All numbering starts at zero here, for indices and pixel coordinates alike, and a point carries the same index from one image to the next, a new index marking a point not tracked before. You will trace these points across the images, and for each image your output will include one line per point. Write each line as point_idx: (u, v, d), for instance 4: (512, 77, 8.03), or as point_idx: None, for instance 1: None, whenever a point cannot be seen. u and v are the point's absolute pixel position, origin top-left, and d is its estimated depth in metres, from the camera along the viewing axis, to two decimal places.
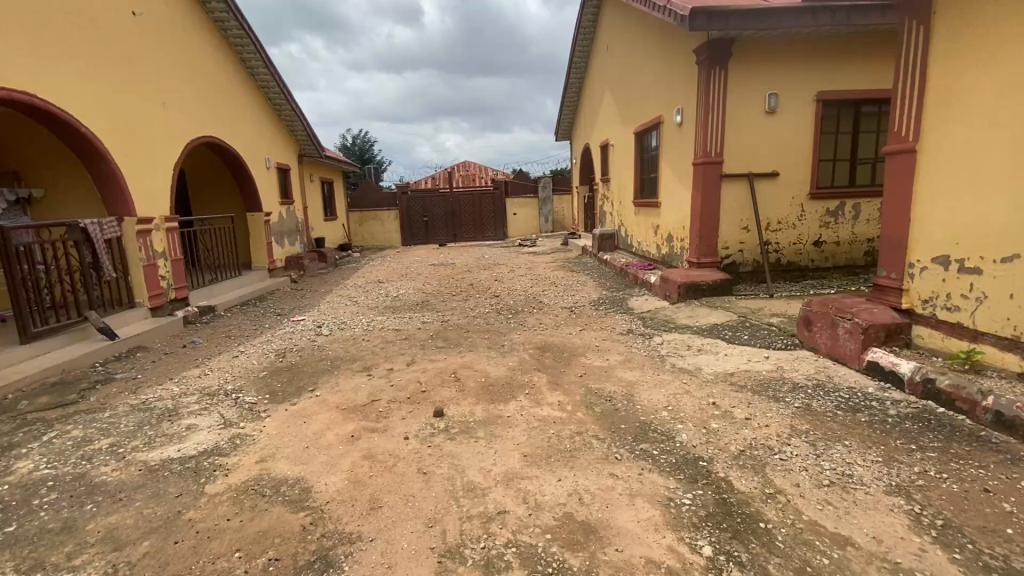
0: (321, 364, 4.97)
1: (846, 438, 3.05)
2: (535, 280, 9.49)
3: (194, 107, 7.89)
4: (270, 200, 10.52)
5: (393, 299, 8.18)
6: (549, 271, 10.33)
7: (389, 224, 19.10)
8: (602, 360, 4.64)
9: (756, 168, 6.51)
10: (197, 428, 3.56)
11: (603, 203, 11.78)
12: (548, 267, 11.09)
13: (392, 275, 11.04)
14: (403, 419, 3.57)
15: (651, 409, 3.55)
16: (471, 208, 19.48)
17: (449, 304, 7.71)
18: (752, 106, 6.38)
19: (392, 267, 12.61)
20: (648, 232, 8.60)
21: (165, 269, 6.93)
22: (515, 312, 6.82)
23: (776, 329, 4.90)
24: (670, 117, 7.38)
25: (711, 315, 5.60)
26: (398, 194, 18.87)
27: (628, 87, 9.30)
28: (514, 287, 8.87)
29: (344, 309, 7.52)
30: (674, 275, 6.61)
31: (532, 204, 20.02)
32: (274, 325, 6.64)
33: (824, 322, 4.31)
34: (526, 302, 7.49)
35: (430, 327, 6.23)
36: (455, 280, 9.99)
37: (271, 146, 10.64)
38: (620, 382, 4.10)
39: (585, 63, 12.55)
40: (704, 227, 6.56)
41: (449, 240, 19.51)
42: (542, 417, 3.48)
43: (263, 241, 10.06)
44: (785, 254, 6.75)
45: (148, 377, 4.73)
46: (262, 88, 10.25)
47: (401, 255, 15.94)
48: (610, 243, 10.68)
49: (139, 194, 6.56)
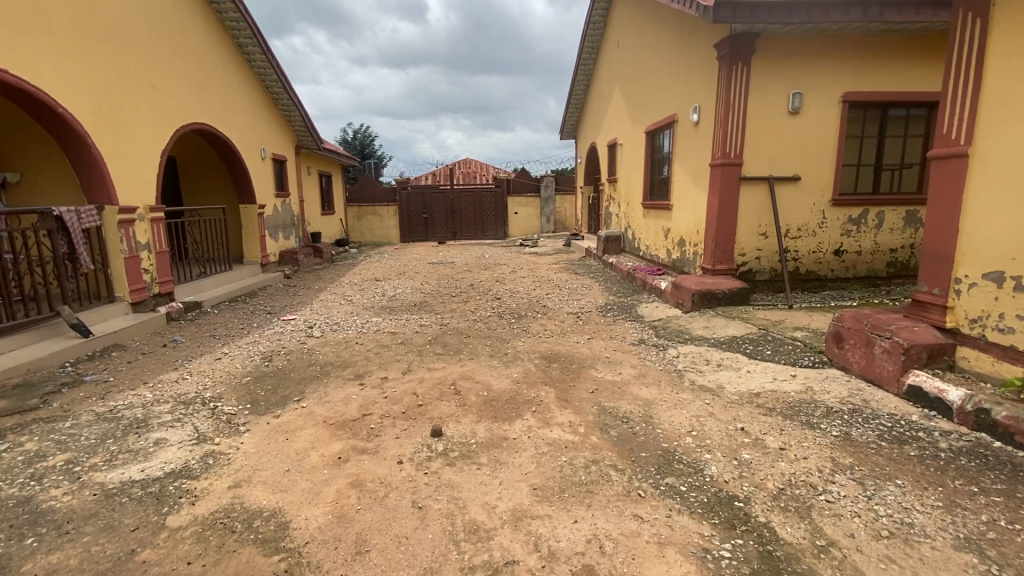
0: (309, 370, 4.60)
1: (897, 476, 2.70)
2: (538, 282, 9.12)
3: (185, 92, 7.49)
4: (265, 192, 10.13)
5: (390, 299, 7.81)
6: (552, 273, 9.96)
7: (387, 220, 18.70)
8: (614, 373, 4.29)
9: (777, 170, 6.15)
10: (166, 444, 3.18)
11: (609, 205, 11.41)
12: (550, 269, 10.72)
13: (389, 273, 10.66)
14: (396, 439, 3.20)
15: (673, 435, 3.18)
16: (472, 205, 19.09)
17: (448, 305, 7.34)
18: (774, 105, 6.02)
19: (390, 265, 12.24)
20: (658, 236, 8.25)
21: (148, 262, 6.55)
22: (518, 317, 6.44)
23: (801, 345, 4.54)
24: (685, 115, 7.02)
25: (729, 327, 5.24)
26: (398, 189, 18.47)
27: (640, 84, 8.92)
28: (515, 289, 8.51)
29: (337, 308, 7.14)
30: (688, 282, 6.27)
31: (534, 203, 19.64)
32: (262, 324, 6.25)
33: (858, 340, 3.95)
34: (529, 306, 7.13)
35: (427, 330, 5.86)
36: (454, 280, 9.61)
37: (267, 135, 10.24)
38: (636, 401, 3.74)
39: (594, 60, 12.20)
40: (721, 232, 6.21)
41: (449, 237, 19.13)
42: (551, 440, 3.12)
43: (257, 235, 9.67)
44: (804, 262, 6.41)
45: (120, 380, 4.34)
46: (258, 75, 9.85)
47: (399, 252, 15.56)
48: (616, 246, 10.32)
49: (122, 181, 6.17)
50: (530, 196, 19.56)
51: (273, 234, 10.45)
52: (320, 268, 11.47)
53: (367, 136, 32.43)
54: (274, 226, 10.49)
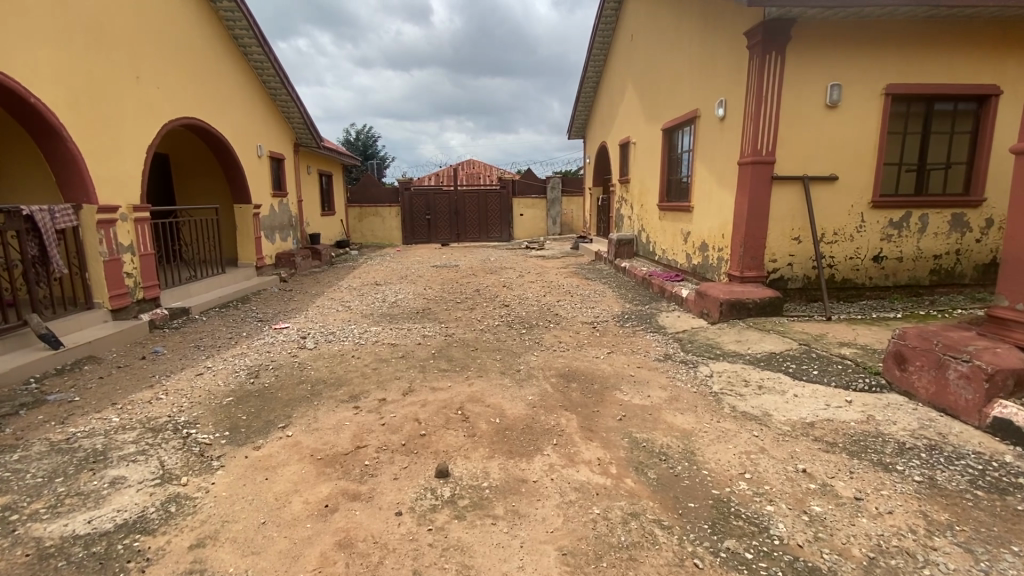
0: (299, 389, 4.11)
1: (1011, 541, 2.18)
2: (548, 287, 8.62)
3: (174, 84, 7.02)
4: (261, 191, 9.66)
5: (391, 305, 7.32)
6: (562, 278, 9.47)
7: (390, 222, 18.26)
8: (642, 395, 3.79)
9: (813, 169, 5.64)
10: (124, 484, 2.71)
11: (620, 206, 10.91)
12: (559, 273, 10.23)
13: (391, 277, 10.19)
14: (395, 481, 2.71)
15: (723, 479, 2.68)
16: (476, 206, 18.63)
17: (453, 313, 6.86)
18: (811, 98, 5.52)
19: (392, 268, 11.76)
20: (676, 239, 7.75)
21: (132, 265, 6.08)
22: (529, 327, 5.96)
23: (852, 366, 4.03)
24: (710, 110, 6.52)
25: (765, 342, 4.73)
26: (400, 189, 18.02)
27: (657, 79, 8.42)
28: (523, 295, 8.03)
29: (334, 316, 6.66)
30: (714, 290, 5.77)
31: (540, 205, 19.15)
32: (252, 334, 5.77)
33: (926, 361, 3.44)
34: (539, 314, 6.64)
35: (431, 342, 5.38)
36: (459, 285, 9.13)
37: (263, 132, 9.78)
38: (672, 431, 3.24)
39: (605, 56, 11.72)
40: (751, 235, 5.70)
41: (452, 239, 18.66)
42: (579, 485, 2.62)
43: (252, 236, 9.21)
44: (840, 269, 5.89)
45: (86, 400, 3.87)
46: (255, 69, 9.39)
47: (401, 255, 15.10)
48: (628, 249, 9.84)
49: (103, 179, 5.71)
50: (536, 198, 19.08)
51: (269, 236, 9.98)
52: (319, 270, 11.01)
53: (370, 137, 32.05)
54: (270, 227, 10.04)
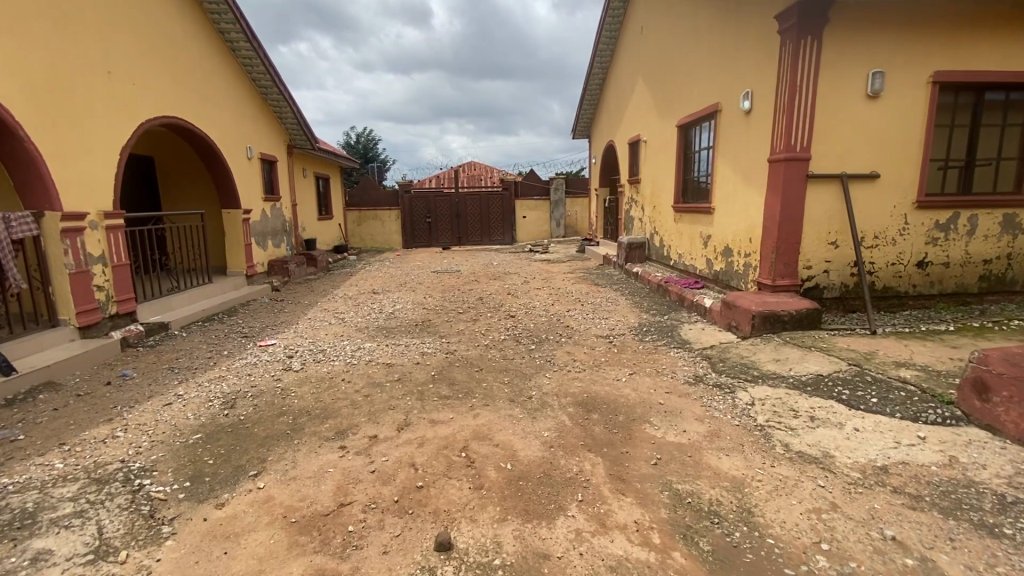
0: (279, 423, 3.57)
1: None
2: (556, 295, 8.07)
3: (151, 81, 6.51)
4: (252, 196, 9.15)
5: (388, 317, 6.79)
6: (570, 284, 8.94)
7: (389, 225, 17.75)
8: (677, 430, 3.26)
9: (851, 166, 5.10)
10: (46, 564, 2.16)
11: (629, 208, 10.39)
12: (566, 278, 9.68)
13: (389, 284, 9.66)
14: (385, 557, 2.17)
15: (796, 554, 2.13)
16: (478, 209, 18.11)
17: (455, 325, 6.33)
18: (849, 88, 4.98)
19: (390, 274, 11.24)
20: (694, 243, 7.21)
21: (103, 277, 5.56)
22: (539, 342, 5.42)
23: (917, 393, 3.49)
24: (733, 103, 5.98)
25: (808, 361, 4.19)
26: (400, 192, 17.54)
27: (671, 72, 7.89)
28: (530, 303, 7.50)
29: (326, 330, 6.13)
30: (744, 301, 5.23)
31: (543, 207, 18.60)
32: (235, 352, 5.24)
33: (1016, 392, 2.92)
34: (549, 326, 6.11)
35: (432, 360, 4.85)
36: (461, 292, 8.60)
37: (253, 133, 9.27)
38: (720, 481, 2.69)
39: (611, 51, 11.19)
40: (784, 240, 5.16)
41: (453, 243, 18.13)
42: (616, 564, 2.08)
43: (242, 244, 8.69)
44: (881, 277, 5.35)
45: (29, 440, 3.32)
46: (244, 67, 8.89)
47: (400, 260, 14.58)
48: (639, 254, 9.32)
49: (69, 183, 5.20)
50: (540, 199, 18.56)
51: (261, 243, 9.47)
52: (314, 278, 10.50)
53: (372, 140, 31.62)
54: (262, 233, 9.52)
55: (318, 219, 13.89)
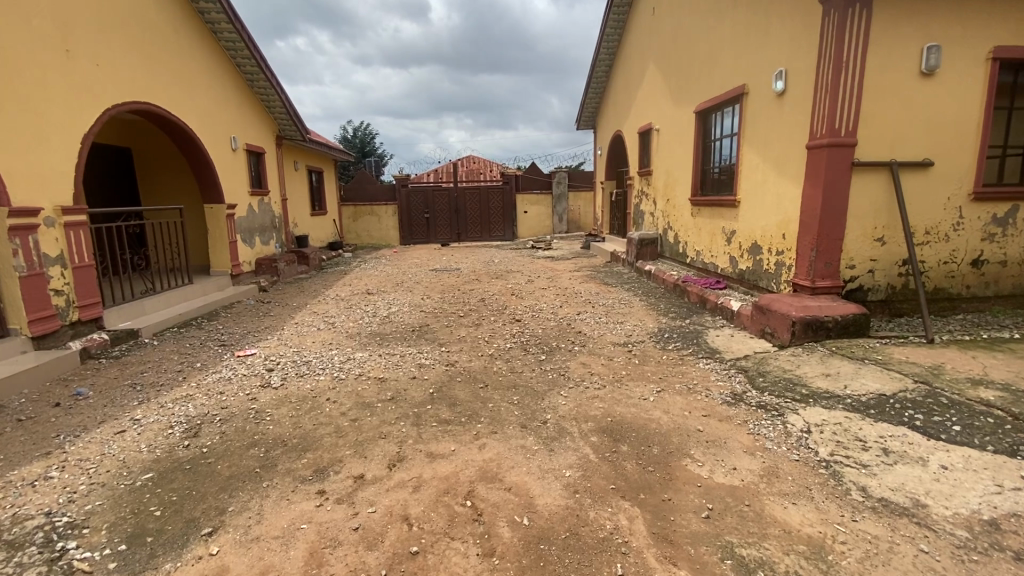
0: (248, 457, 3.01)
1: None
2: (563, 296, 7.51)
3: (117, 63, 5.88)
4: (237, 190, 8.54)
5: (382, 321, 6.21)
6: (578, 284, 8.36)
7: (386, 221, 17.16)
8: (725, 469, 2.71)
9: (901, 153, 4.52)
10: None
11: (639, 202, 9.80)
12: (573, 277, 9.12)
13: (384, 284, 9.08)
14: None
15: None
16: (478, 204, 17.51)
17: (455, 331, 5.75)
18: (901, 65, 4.39)
19: (387, 273, 10.66)
20: (716, 240, 6.64)
21: (62, 281, 4.98)
22: (550, 351, 4.86)
23: (1008, 421, 2.93)
24: (764, 83, 5.39)
25: (864, 377, 3.63)
26: (397, 186, 16.95)
27: (688, 54, 7.29)
28: (536, 305, 6.93)
29: (313, 337, 5.56)
30: (780, 305, 4.66)
31: (545, 201, 17.98)
32: (209, 365, 4.67)
33: None
34: (560, 331, 5.55)
35: (430, 374, 4.28)
36: (461, 293, 8.03)
37: (238, 123, 8.66)
38: (793, 543, 2.14)
39: (619, 35, 10.57)
40: (825, 236, 4.59)
41: (453, 239, 17.55)
42: None
43: (226, 241, 8.10)
44: (933, 277, 4.78)
45: None
46: (227, 51, 8.26)
47: (398, 257, 14.01)
48: (651, 251, 8.75)
49: (19, 176, 4.61)
50: (542, 194, 17.94)
51: (248, 240, 8.87)
52: (305, 277, 9.90)
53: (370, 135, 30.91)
54: (249, 229, 8.93)
55: (311, 214, 13.29)
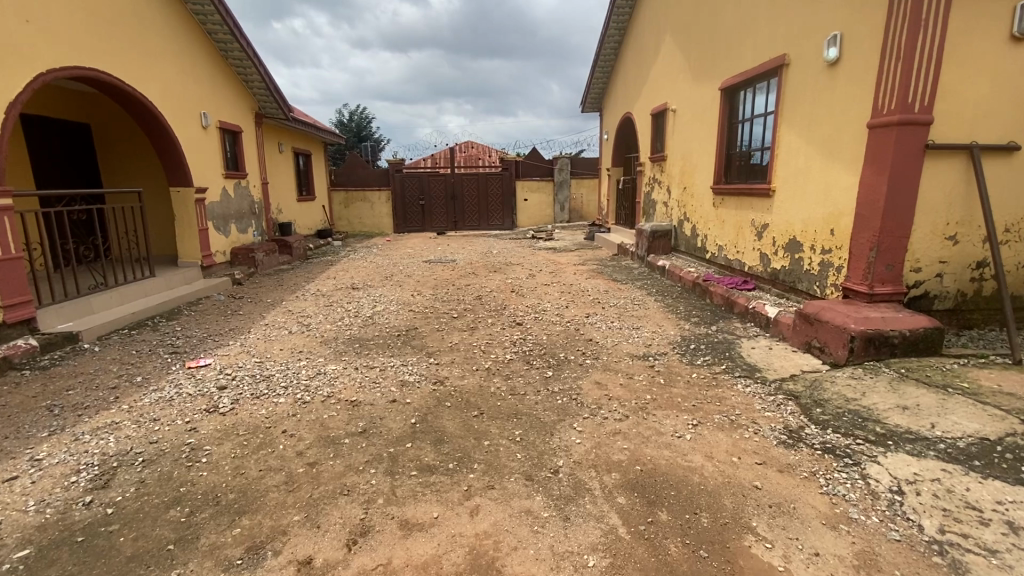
0: (165, 524, 2.28)
1: None
2: (569, 294, 6.76)
3: (51, 22, 5.02)
4: (209, 172, 7.72)
5: (364, 323, 5.46)
6: (584, 280, 7.60)
7: (379, 207, 16.33)
8: (806, 557, 1.99)
9: (983, 135, 3.75)
10: None
11: (650, 190, 9.01)
12: (578, 272, 8.36)
13: (372, 277, 8.31)
14: None
15: None
16: (476, 191, 16.69)
17: (447, 336, 5.01)
18: (991, 27, 3.60)
19: (377, 264, 9.88)
20: (743, 234, 5.89)
21: None
22: (557, 364, 4.12)
23: None
24: (812, 51, 4.59)
25: (956, 412, 2.89)
26: (392, 171, 16.19)
27: (713, 23, 6.46)
28: (539, 305, 6.18)
29: (283, 344, 4.81)
30: (833, 313, 3.90)
31: (546, 189, 17.14)
32: (151, 379, 3.92)
33: None
34: (566, 338, 4.81)
35: (414, 396, 3.54)
36: (456, 289, 7.27)
37: (210, 98, 7.80)
38: None
39: (632, 7, 9.67)
40: (888, 233, 3.83)
41: (449, 228, 16.76)
42: None
43: (195, 230, 7.31)
44: (1011, 282, 4.05)
45: None
46: (195, 16, 7.37)
47: (390, 246, 13.22)
48: (664, 244, 7.99)
49: None
50: (543, 181, 17.08)
51: (222, 228, 8.08)
52: (287, 268, 9.13)
53: (365, 119, 29.83)
54: (223, 215, 8.12)
55: (298, 199, 12.46)
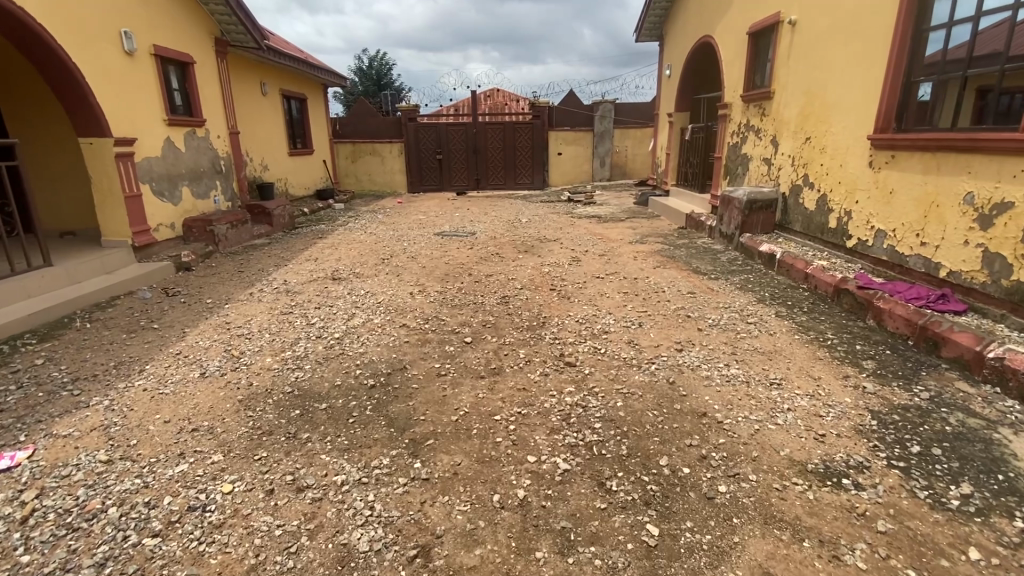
0: None
1: None
2: (638, 297, 4.60)
3: None
4: (142, 118, 5.69)
5: (323, 356, 3.45)
6: (653, 272, 5.41)
7: (391, 163, 14.20)
8: None
9: None
10: None
11: (741, 143, 6.60)
12: (640, 256, 6.16)
13: (364, 259, 6.30)
14: None
15: None
16: (502, 143, 14.28)
17: (451, 391, 2.96)
18: None
19: (378, 237, 7.87)
20: (938, 215, 3.60)
21: None
22: (663, 499, 2.06)
23: None
24: None
25: None
26: (404, 120, 13.92)
27: None
28: (596, 320, 4.03)
29: (176, 404, 2.86)
30: None
31: (584, 141, 14.58)
32: None
33: None
34: (660, 410, 2.70)
35: None
36: (472, 284, 5.19)
37: (137, 11, 5.63)
38: None
39: None
40: None
41: (470, 186, 14.53)
42: None
43: (121, 199, 5.36)
44: None
45: None
46: None
47: (402, 210, 11.15)
48: (764, 218, 5.76)
49: None
50: (580, 131, 14.50)
51: (170, 194, 6.12)
52: (263, 242, 7.20)
53: (380, 63, 26.92)
54: (172, 177, 6.16)
55: (290, 153, 10.43)
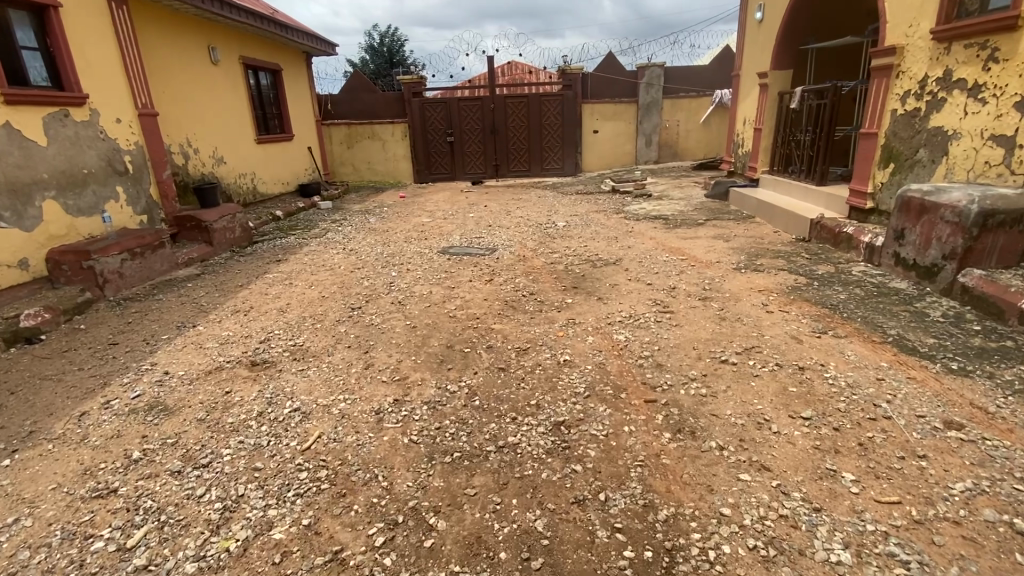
0: None
1: None
2: (845, 440, 2.17)
3: None
4: None
5: None
6: (822, 348, 2.96)
7: (393, 147, 11.85)
8: None
9: None
10: None
11: (931, 111, 4.04)
12: (771, 303, 3.70)
13: (322, 310, 3.97)
14: None
15: None
16: (525, 120, 11.74)
17: None
18: None
19: (358, 258, 5.51)
20: None
21: None
22: None
23: None
24: None
25: None
26: (407, 94, 11.51)
27: None
28: (799, 549, 1.66)
29: None
30: None
31: (625, 115, 11.95)
32: None
33: None
34: None
35: None
36: (489, 382, 2.81)
37: None
38: None
39: None
40: None
41: (487, 174, 12.09)
42: None
43: None
44: None
45: None
46: None
47: (404, 209, 8.80)
48: (1005, 241, 3.30)
49: None
50: (620, 103, 11.87)
51: (16, 215, 3.90)
52: (191, 273, 4.96)
53: (391, 39, 24.28)
54: (20, 187, 3.92)
55: (260, 139, 8.16)
